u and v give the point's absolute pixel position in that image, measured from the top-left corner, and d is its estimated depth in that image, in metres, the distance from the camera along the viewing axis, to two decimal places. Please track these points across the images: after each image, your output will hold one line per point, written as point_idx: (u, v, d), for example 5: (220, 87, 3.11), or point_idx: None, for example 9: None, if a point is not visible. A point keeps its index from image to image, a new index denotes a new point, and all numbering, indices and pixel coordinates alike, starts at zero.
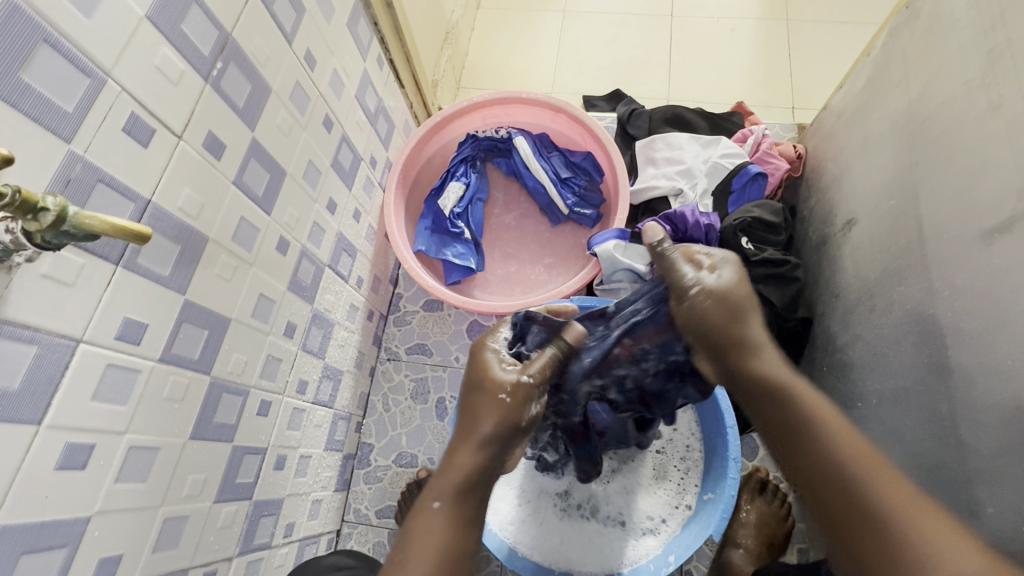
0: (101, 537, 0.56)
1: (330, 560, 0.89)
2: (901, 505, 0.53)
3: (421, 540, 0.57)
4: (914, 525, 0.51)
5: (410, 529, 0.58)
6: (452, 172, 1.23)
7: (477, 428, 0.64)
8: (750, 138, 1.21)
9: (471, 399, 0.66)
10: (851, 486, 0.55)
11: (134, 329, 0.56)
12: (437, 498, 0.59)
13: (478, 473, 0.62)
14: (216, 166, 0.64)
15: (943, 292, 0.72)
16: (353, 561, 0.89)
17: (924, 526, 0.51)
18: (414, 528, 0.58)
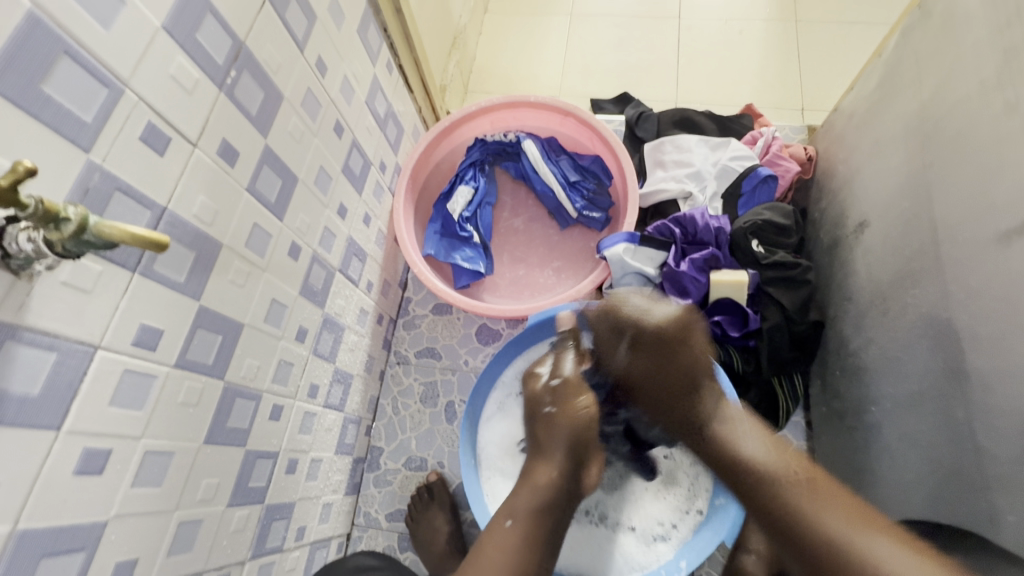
0: (119, 541, 0.56)
1: (354, 560, 0.91)
2: (850, 535, 0.62)
3: (492, 549, 0.72)
4: (838, 528, 0.63)
5: (484, 541, 0.74)
6: (461, 176, 1.23)
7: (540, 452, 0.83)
8: (760, 139, 1.20)
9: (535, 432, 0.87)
10: (784, 493, 0.69)
11: (151, 335, 0.57)
12: (509, 516, 0.76)
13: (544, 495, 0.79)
14: (230, 173, 0.65)
15: (958, 296, 0.71)
16: (376, 562, 0.92)
17: (859, 525, 0.63)
18: (486, 539, 0.74)
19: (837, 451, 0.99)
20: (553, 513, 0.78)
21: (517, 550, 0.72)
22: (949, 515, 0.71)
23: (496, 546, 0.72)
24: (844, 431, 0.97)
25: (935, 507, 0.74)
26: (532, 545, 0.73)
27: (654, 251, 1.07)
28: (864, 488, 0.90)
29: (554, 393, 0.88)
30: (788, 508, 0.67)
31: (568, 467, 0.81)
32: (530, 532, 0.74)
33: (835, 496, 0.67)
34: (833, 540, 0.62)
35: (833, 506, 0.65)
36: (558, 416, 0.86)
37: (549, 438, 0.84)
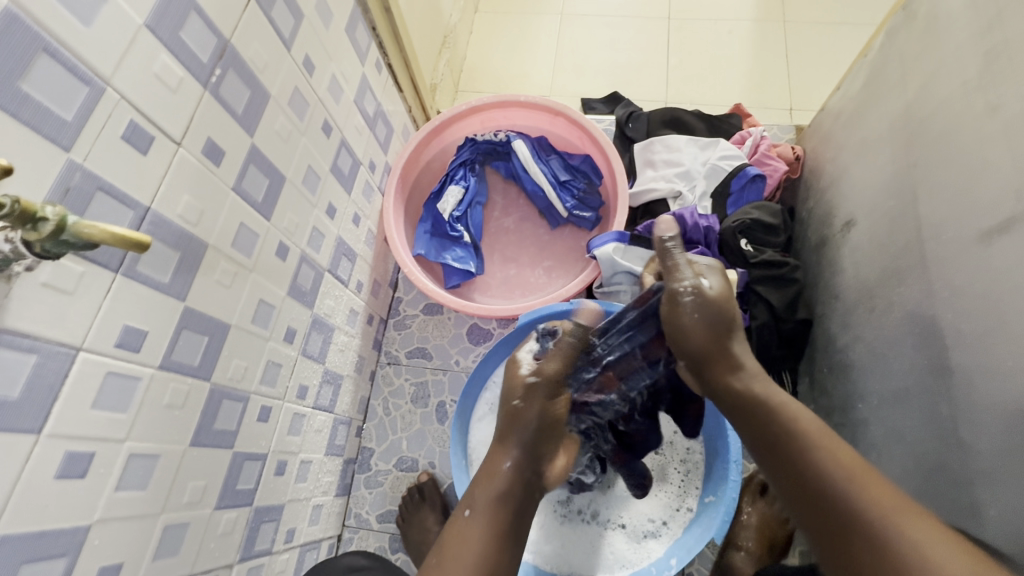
0: (102, 546, 0.55)
1: (343, 561, 0.90)
2: (885, 501, 0.57)
3: (453, 544, 0.67)
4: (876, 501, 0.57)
5: (446, 536, 0.68)
6: (451, 176, 1.23)
7: (508, 441, 0.74)
8: (749, 139, 1.21)
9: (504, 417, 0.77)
10: (819, 458, 0.61)
11: (134, 336, 0.56)
12: (468, 507, 0.70)
13: (511, 486, 0.71)
14: (215, 172, 0.64)
15: (942, 294, 0.72)
16: (363, 562, 0.91)
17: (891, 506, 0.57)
18: (450, 534, 0.68)
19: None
20: (513, 508, 0.70)
21: (476, 546, 0.66)
22: (934, 509, 0.72)
23: (458, 542, 0.66)
24: (832, 428, 0.98)
25: (921, 502, 0.75)
26: (494, 540, 0.67)
27: (644, 250, 1.08)
28: None
29: (530, 388, 0.77)
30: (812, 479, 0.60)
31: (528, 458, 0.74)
32: (492, 525, 0.68)
33: (872, 482, 0.59)
34: (858, 504, 0.57)
35: (869, 486, 0.58)
36: (527, 407, 0.76)
37: (514, 430, 0.75)
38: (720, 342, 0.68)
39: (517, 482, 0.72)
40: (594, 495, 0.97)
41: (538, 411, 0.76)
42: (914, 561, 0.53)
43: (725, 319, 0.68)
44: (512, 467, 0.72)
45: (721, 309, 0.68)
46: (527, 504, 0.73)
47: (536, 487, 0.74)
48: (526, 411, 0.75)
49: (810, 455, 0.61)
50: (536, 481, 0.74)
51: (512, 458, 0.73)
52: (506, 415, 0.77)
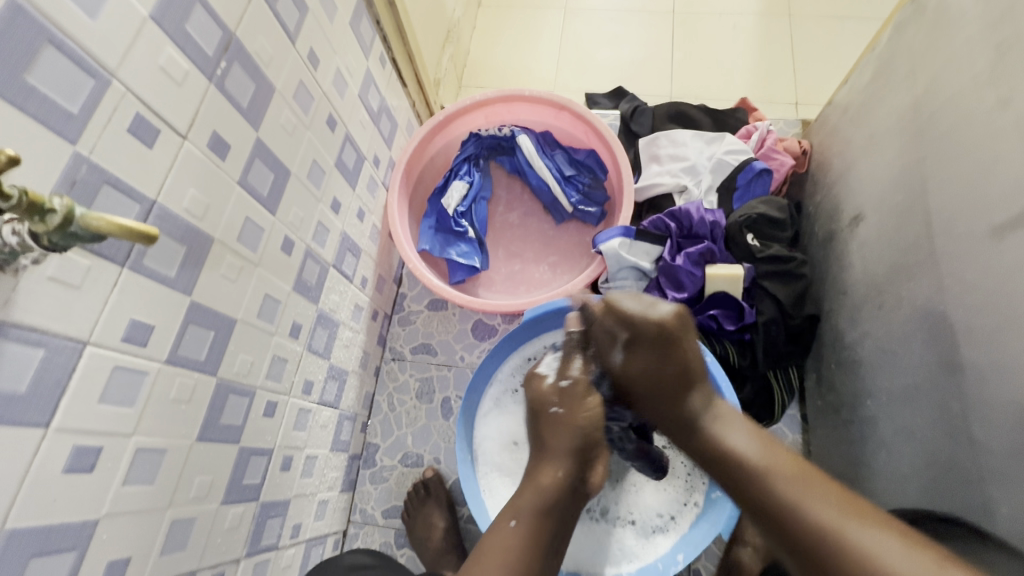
0: (110, 540, 0.55)
1: (350, 558, 0.90)
2: (835, 518, 0.56)
3: (495, 553, 0.65)
4: (826, 513, 0.56)
5: (486, 542, 0.67)
6: (456, 171, 1.22)
7: (551, 451, 0.72)
8: (755, 133, 1.20)
9: (541, 429, 0.74)
10: (774, 484, 0.60)
11: (141, 330, 0.56)
12: (512, 517, 0.69)
13: (558, 495, 0.70)
14: (220, 166, 0.64)
15: (953, 288, 0.71)
16: (370, 560, 0.91)
17: (845, 512, 0.56)
18: (491, 541, 0.67)
19: (834, 444, 0.99)
20: (555, 517, 0.69)
21: (517, 556, 0.64)
22: (945, 506, 0.72)
23: (498, 550, 0.65)
24: (840, 424, 0.97)
25: (931, 499, 0.74)
26: (535, 547, 0.66)
27: (649, 245, 1.08)
28: (859, 481, 0.90)
29: (564, 394, 0.75)
30: (772, 497, 0.60)
31: (578, 467, 0.72)
32: (532, 530, 0.67)
33: (822, 486, 0.59)
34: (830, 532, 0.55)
35: (814, 489, 0.59)
36: (564, 418, 0.73)
37: (555, 441, 0.72)
38: (683, 385, 0.71)
39: (565, 488, 0.70)
40: (601, 491, 0.97)
41: (570, 425, 0.73)
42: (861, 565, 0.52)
43: (669, 338, 0.72)
44: (559, 477, 0.71)
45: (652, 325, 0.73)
46: (572, 507, 0.71)
47: (580, 493, 0.72)
48: (563, 417, 0.73)
49: (765, 482, 0.61)
50: (585, 486, 0.72)
51: (561, 468, 0.71)
52: (544, 424, 0.74)
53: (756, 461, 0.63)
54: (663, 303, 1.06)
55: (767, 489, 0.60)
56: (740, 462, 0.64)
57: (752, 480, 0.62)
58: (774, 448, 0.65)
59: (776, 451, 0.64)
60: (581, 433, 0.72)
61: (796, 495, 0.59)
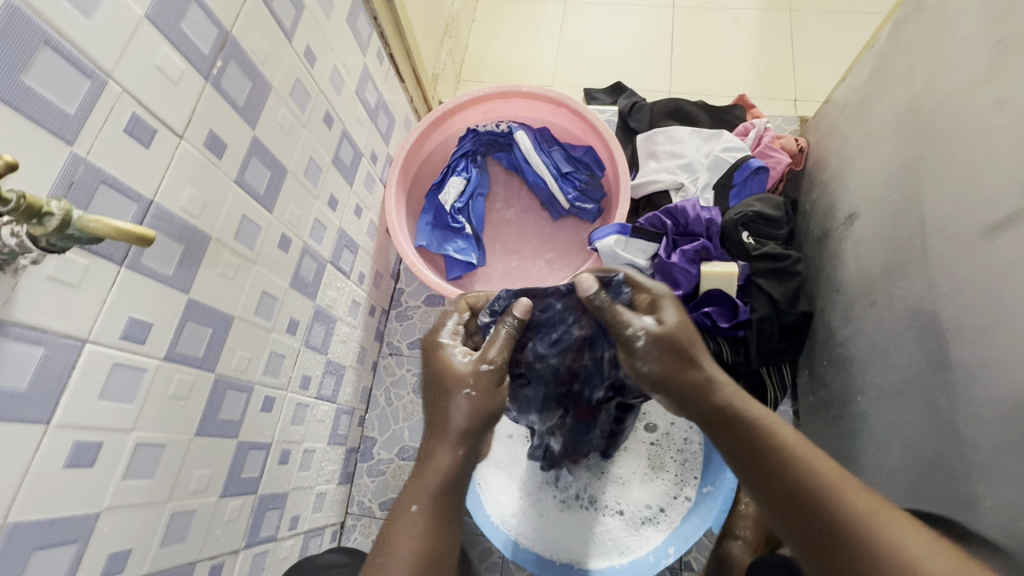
0: (111, 533, 0.56)
1: (325, 558, 0.85)
2: (861, 506, 0.55)
3: (399, 542, 0.60)
4: (862, 510, 0.55)
5: (389, 530, 0.62)
6: (453, 167, 1.23)
7: (448, 431, 0.66)
8: (753, 130, 1.20)
9: (438, 403, 0.69)
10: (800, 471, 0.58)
11: (139, 328, 0.57)
12: (415, 501, 0.62)
13: (455, 474, 0.65)
14: (217, 165, 0.65)
15: (943, 289, 0.72)
16: (344, 559, 0.85)
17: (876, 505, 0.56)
18: (393, 532, 0.61)
19: (825, 441, 1.00)
20: (458, 494, 0.65)
21: (423, 539, 0.60)
22: (930, 502, 0.73)
23: (403, 538, 0.60)
24: (832, 421, 0.98)
25: (918, 495, 0.75)
26: (443, 531, 0.62)
27: (645, 243, 1.09)
28: (848, 477, 0.92)
29: (480, 377, 0.68)
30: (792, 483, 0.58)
31: (471, 444, 0.67)
32: (435, 511, 0.62)
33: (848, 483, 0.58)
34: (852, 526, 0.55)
35: (846, 492, 0.56)
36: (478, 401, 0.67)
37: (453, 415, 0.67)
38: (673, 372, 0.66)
39: (459, 470, 0.65)
40: (590, 483, 0.99)
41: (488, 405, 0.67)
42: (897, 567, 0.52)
43: (678, 342, 0.66)
44: (454, 457, 0.65)
45: (674, 340, 0.66)
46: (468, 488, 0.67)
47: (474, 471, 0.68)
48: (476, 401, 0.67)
49: (794, 468, 0.58)
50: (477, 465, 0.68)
51: (454, 447, 0.65)
52: (444, 401, 0.68)
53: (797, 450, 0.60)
54: None
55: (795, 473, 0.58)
56: (765, 445, 0.61)
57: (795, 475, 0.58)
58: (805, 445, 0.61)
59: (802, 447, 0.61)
60: (478, 416, 0.67)
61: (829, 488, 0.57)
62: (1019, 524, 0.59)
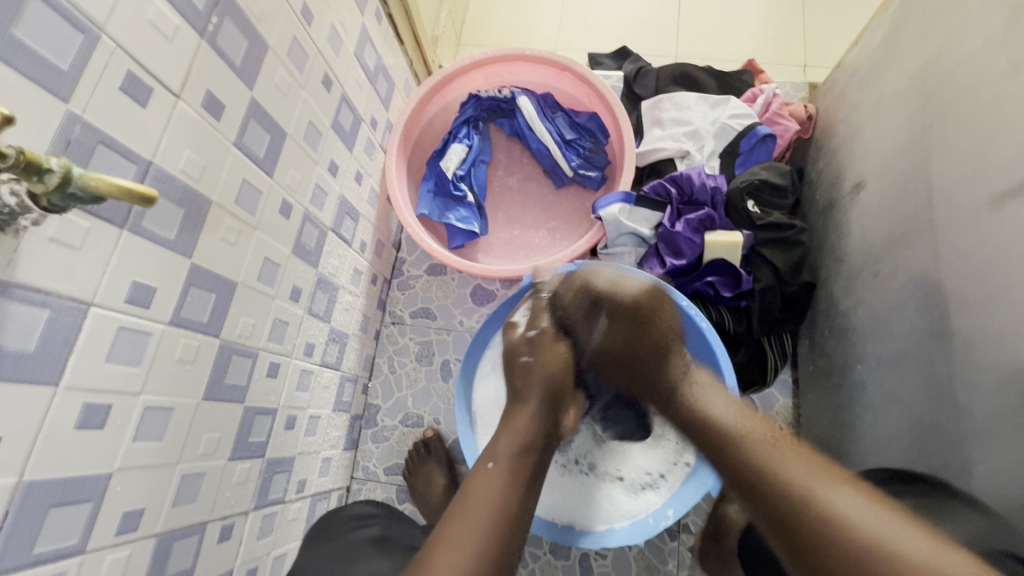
0: (124, 493, 0.57)
1: (354, 510, 0.88)
2: (812, 491, 0.59)
3: (473, 496, 0.68)
4: (810, 485, 0.59)
5: (468, 486, 0.70)
6: (455, 134, 1.20)
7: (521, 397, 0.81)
8: (760, 96, 1.17)
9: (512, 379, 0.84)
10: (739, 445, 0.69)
11: (143, 292, 0.56)
12: (491, 459, 0.73)
13: (530, 439, 0.76)
14: (216, 127, 0.63)
15: (948, 257, 0.72)
16: (373, 510, 0.90)
17: (822, 478, 0.60)
18: (473, 487, 0.69)
19: (823, 409, 1.01)
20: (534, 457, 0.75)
21: (497, 494, 0.68)
22: (924, 466, 0.74)
23: (481, 487, 0.69)
24: (831, 389, 0.99)
25: (912, 460, 0.76)
26: (515, 487, 0.70)
27: (649, 212, 1.08)
28: (844, 443, 0.93)
29: (531, 343, 0.86)
30: (756, 472, 0.64)
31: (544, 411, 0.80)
32: (509, 473, 0.71)
33: (806, 464, 0.63)
34: (801, 498, 0.58)
35: (798, 475, 0.61)
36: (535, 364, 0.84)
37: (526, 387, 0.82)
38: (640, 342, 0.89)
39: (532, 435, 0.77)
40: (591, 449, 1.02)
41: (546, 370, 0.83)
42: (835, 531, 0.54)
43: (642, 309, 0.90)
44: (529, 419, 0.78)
45: (639, 304, 0.91)
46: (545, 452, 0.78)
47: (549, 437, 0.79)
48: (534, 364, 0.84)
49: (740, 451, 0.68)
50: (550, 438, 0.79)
51: (528, 411, 0.79)
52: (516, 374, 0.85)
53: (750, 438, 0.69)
54: (661, 269, 1.07)
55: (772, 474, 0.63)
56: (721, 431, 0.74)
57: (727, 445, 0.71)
58: (783, 448, 0.66)
59: (767, 447, 0.67)
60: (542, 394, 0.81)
61: (776, 464, 0.64)
62: (1013, 486, 0.60)
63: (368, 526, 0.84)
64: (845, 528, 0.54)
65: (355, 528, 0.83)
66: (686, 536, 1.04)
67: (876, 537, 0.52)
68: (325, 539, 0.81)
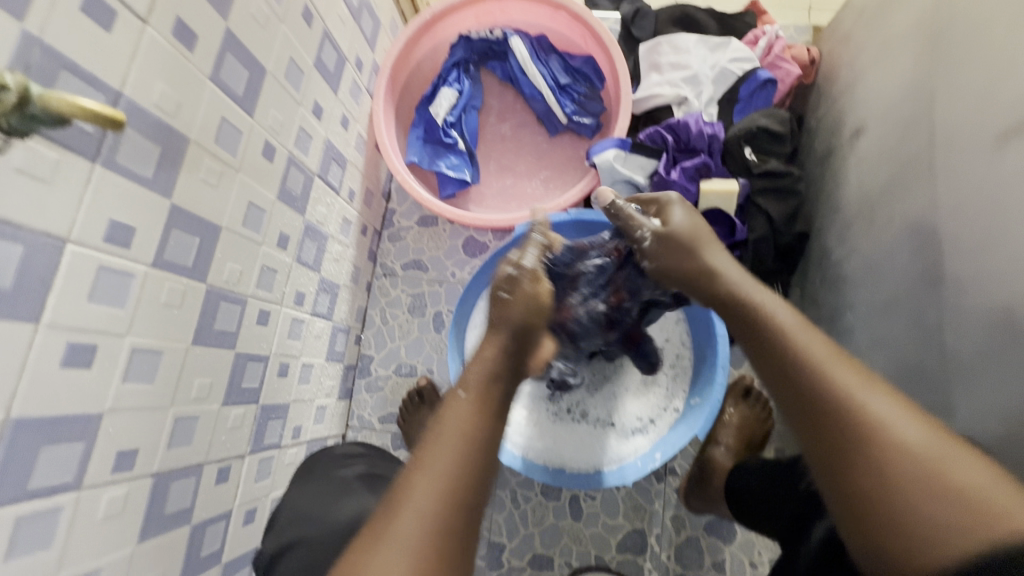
0: (117, 433, 0.57)
1: (341, 450, 0.87)
2: (852, 392, 0.48)
3: (439, 435, 0.50)
4: (850, 386, 0.48)
5: (430, 432, 0.50)
6: (444, 78, 1.16)
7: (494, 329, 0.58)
8: (762, 39, 1.13)
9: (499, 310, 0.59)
10: (768, 324, 0.56)
11: (122, 232, 0.54)
12: (461, 390, 0.53)
13: (500, 376, 0.55)
14: (189, 59, 0.59)
15: (945, 201, 0.71)
16: (359, 450, 0.87)
17: (864, 380, 0.49)
18: (437, 425, 0.50)
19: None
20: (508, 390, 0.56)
21: (466, 444, 0.49)
22: None
23: (457, 434, 0.49)
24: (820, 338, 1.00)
25: None
26: (497, 421, 0.52)
27: (644, 159, 1.05)
28: None
29: None
30: (782, 357, 0.53)
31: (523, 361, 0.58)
32: (486, 432, 0.50)
33: (845, 359, 0.51)
34: (842, 399, 0.48)
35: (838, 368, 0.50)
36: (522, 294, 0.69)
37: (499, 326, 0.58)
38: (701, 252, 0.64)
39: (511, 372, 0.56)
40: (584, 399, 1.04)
41: (525, 307, 0.59)
42: (870, 441, 0.45)
43: (678, 239, 0.66)
44: (502, 349, 0.56)
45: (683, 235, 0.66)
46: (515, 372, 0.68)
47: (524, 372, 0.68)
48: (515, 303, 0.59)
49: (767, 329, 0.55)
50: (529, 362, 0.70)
51: (499, 344, 0.57)
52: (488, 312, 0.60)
53: (786, 329, 0.54)
54: None
55: (806, 364, 0.51)
56: (741, 306, 0.59)
57: (758, 329, 0.56)
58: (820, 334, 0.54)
59: (804, 332, 0.54)
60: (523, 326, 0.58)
61: (813, 354, 0.51)
62: (992, 423, 0.62)
63: (352, 465, 0.82)
64: (891, 458, 0.44)
65: (340, 468, 0.82)
66: (673, 479, 1.07)
67: (926, 461, 0.43)
68: (318, 476, 0.81)
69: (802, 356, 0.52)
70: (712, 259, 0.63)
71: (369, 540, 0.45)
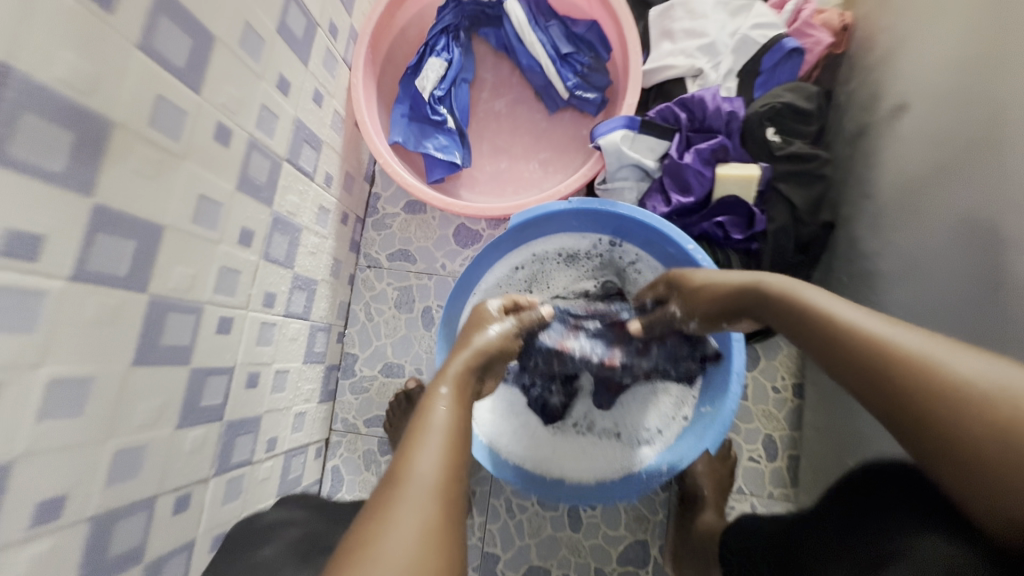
0: (39, 479, 0.48)
1: (268, 517, 0.77)
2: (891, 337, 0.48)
3: (422, 423, 0.53)
4: (890, 332, 0.48)
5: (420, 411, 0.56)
6: (431, 46, 1.02)
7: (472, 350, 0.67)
8: (790, 1, 1.01)
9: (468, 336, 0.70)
10: (799, 304, 0.57)
11: (25, 241, 0.44)
12: (444, 384, 0.60)
13: (470, 373, 0.64)
14: (107, 21, 0.48)
15: (1007, 196, 0.61)
16: (293, 517, 0.76)
17: (900, 325, 0.49)
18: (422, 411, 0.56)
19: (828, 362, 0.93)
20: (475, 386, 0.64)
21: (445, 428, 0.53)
22: None
23: (426, 422, 0.54)
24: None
25: None
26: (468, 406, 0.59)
27: (654, 140, 0.94)
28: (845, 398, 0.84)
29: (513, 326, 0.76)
30: (821, 331, 0.53)
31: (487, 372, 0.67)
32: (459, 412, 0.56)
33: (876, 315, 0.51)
34: (882, 346, 0.48)
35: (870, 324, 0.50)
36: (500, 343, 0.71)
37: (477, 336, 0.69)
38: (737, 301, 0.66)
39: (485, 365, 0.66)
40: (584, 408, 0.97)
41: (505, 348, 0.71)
42: (925, 377, 0.45)
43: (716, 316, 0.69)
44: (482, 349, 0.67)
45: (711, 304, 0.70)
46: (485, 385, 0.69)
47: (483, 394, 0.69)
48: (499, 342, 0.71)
49: (803, 312, 0.56)
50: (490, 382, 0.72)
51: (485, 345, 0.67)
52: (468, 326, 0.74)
53: (821, 304, 0.55)
54: (666, 208, 0.94)
55: (840, 329, 0.51)
56: (777, 301, 0.60)
57: (793, 318, 0.57)
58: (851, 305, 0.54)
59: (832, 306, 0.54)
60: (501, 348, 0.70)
61: (845, 317, 0.52)
62: None
63: (282, 537, 0.71)
64: (961, 398, 0.43)
65: (261, 543, 0.70)
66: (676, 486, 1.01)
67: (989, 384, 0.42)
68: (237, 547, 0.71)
69: (846, 325, 0.51)
70: (750, 274, 0.66)
71: (385, 500, 0.45)
